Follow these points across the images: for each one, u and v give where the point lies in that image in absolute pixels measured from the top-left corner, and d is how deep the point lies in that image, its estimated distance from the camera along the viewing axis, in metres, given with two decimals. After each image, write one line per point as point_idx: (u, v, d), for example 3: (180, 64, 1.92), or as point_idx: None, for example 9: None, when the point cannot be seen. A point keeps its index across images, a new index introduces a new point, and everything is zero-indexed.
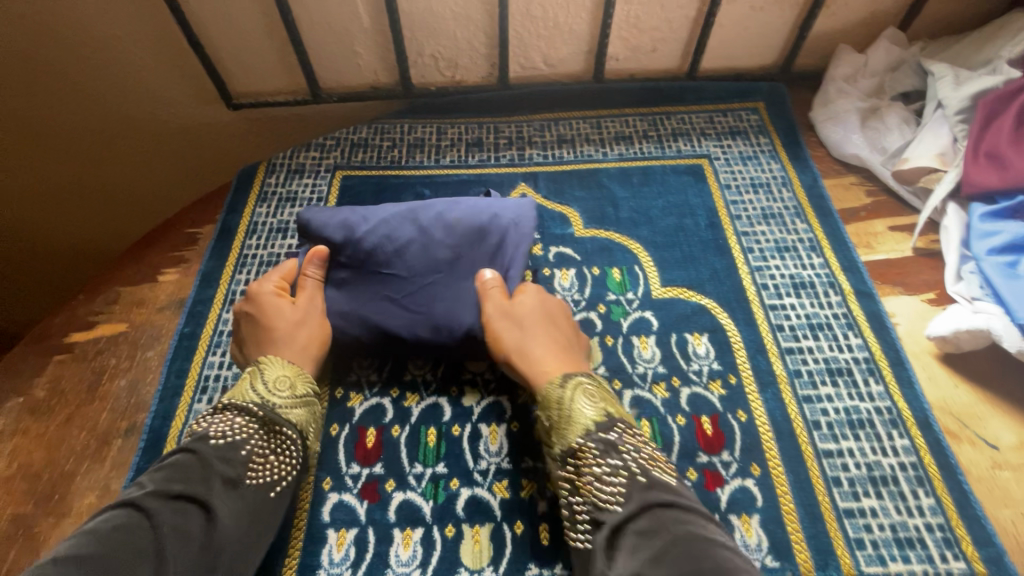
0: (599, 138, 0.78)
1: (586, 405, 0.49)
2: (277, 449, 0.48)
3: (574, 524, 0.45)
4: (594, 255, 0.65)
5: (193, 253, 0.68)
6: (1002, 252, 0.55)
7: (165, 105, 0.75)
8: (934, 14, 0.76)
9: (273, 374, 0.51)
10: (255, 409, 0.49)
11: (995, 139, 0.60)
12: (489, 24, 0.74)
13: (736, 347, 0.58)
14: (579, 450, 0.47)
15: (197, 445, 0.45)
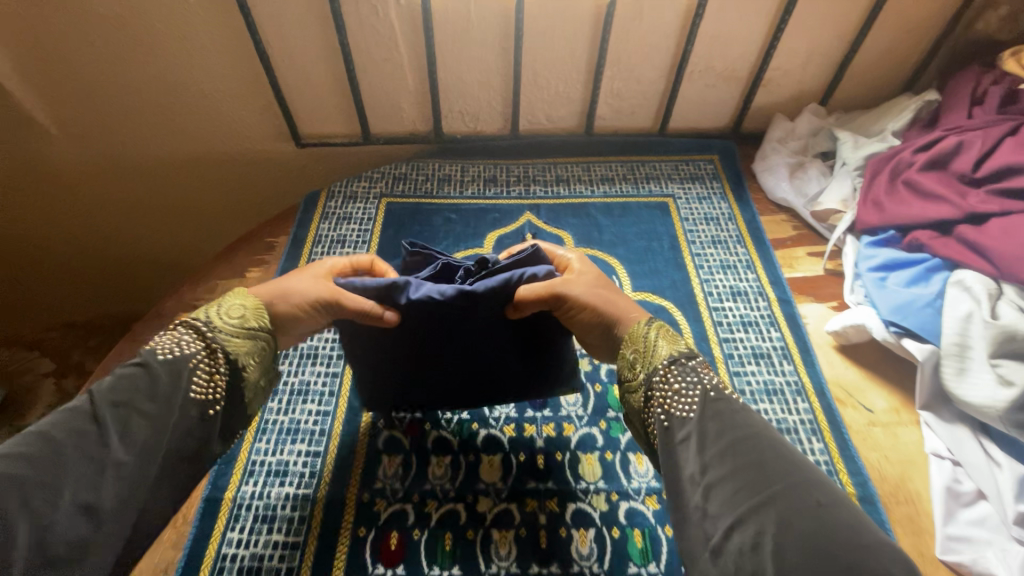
0: (588, 179, 0.99)
1: (665, 342, 0.49)
2: (214, 370, 0.47)
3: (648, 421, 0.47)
4: None
5: (272, 257, 0.88)
6: (879, 272, 0.75)
7: (250, 143, 0.97)
8: (847, 93, 1.00)
9: (234, 303, 0.50)
10: (201, 326, 0.48)
11: (877, 190, 0.80)
12: (505, 90, 0.96)
13: (686, 336, 0.78)
14: (655, 369, 0.48)
15: (145, 358, 0.45)
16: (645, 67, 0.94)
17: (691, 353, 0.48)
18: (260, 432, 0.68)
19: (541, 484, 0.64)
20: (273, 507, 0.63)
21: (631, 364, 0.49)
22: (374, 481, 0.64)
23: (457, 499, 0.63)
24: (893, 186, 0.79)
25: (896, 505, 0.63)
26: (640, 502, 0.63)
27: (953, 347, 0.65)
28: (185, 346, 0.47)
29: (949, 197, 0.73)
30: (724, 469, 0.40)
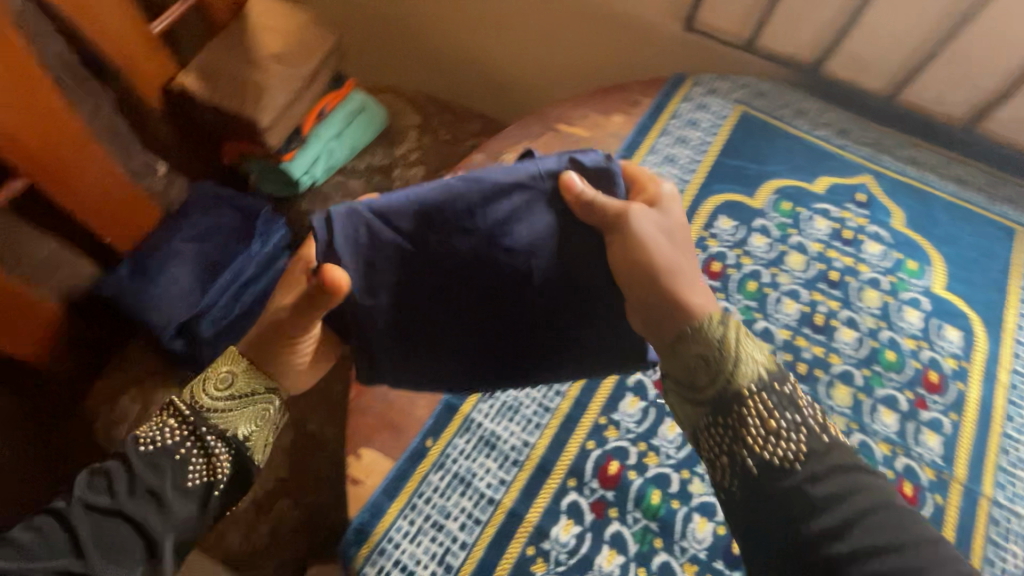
0: (942, 171, 0.97)
1: (756, 346, 0.56)
2: (208, 453, 0.56)
3: (779, 453, 0.49)
4: (904, 246, 0.89)
5: (633, 111, 1.02)
6: None
7: (652, 11, 1.07)
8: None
9: (236, 382, 0.59)
10: (192, 424, 0.56)
11: None
12: (916, 54, 0.95)
13: (977, 350, 0.81)
14: (766, 395, 0.52)
15: (146, 456, 0.54)
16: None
17: (779, 370, 0.55)
18: None
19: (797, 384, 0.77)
20: None
21: (715, 355, 0.55)
22: None
23: None
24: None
25: None
26: (831, 416, 0.75)
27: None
28: (179, 439, 0.56)
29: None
30: (819, 506, 0.45)
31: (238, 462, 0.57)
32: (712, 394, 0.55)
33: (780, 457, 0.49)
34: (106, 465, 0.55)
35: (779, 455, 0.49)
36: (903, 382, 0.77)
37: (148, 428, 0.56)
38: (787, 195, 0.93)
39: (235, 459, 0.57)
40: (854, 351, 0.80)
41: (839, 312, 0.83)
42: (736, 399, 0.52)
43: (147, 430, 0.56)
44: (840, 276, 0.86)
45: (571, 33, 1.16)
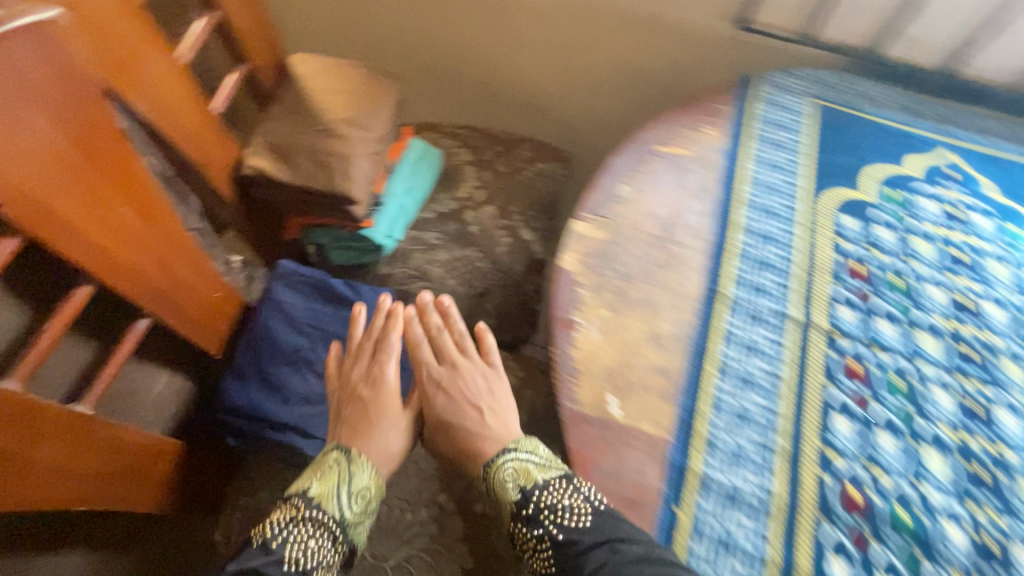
0: (1010, 136, 1.02)
1: (513, 483, 0.74)
2: (332, 558, 0.69)
3: (543, 550, 0.70)
4: (1005, 211, 0.94)
5: (719, 121, 1.02)
6: None
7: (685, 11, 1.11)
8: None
9: (359, 480, 0.74)
10: (337, 533, 0.70)
11: None
12: (964, 31, 1.00)
13: None
14: (529, 526, 0.71)
15: (269, 551, 0.66)
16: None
17: (539, 481, 0.72)
18: (740, 256, 0.86)
19: (972, 368, 0.79)
20: (751, 356, 0.78)
21: (504, 501, 0.74)
22: (834, 320, 0.81)
23: (902, 354, 0.79)
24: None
25: None
26: (1012, 394, 0.77)
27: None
28: (308, 555, 0.67)
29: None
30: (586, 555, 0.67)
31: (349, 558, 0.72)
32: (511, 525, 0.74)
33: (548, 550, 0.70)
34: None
35: (543, 549, 0.70)
36: None
37: (288, 533, 0.68)
38: (890, 181, 0.96)
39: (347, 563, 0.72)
40: (1008, 326, 0.83)
41: (980, 288, 0.86)
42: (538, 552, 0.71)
43: (309, 535, 0.68)
44: (967, 253, 0.89)
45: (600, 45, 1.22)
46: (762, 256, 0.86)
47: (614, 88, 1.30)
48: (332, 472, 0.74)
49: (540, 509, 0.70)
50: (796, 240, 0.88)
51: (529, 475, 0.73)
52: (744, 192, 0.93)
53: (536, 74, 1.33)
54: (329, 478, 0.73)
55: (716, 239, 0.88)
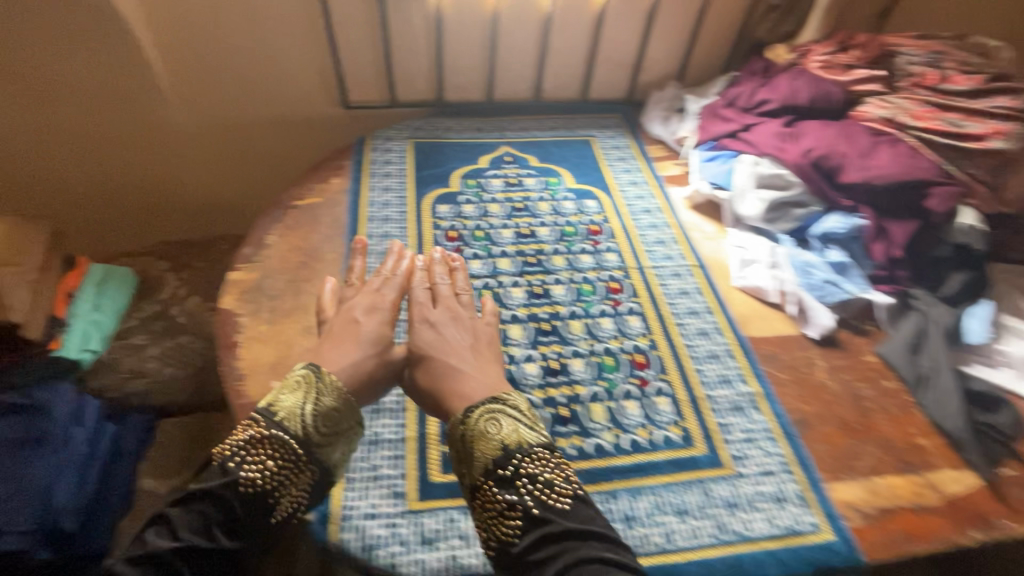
0: (540, 128, 1.55)
1: (491, 430, 0.75)
2: (300, 479, 0.73)
3: (500, 523, 0.69)
4: (544, 172, 1.41)
5: (344, 171, 1.35)
6: (706, 153, 1.37)
7: (302, 104, 1.49)
8: (701, 61, 1.60)
9: (323, 399, 0.77)
10: (302, 454, 0.73)
11: (712, 110, 1.41)
12: (483, 74, 1.52)
13: (607, 204, 1.34)
14: (495, 490, 0.71)
15: (230, 471, 0.69)
16: (575, 48, 1.50)
17: (529, 450, 0.74)
18: (367, 254, 1.16)
19: (533, 267, 1.17)
20: (382, 314, 1.05)
21: (473, 459, 0.74)
22: None
23: (487, 277, 1.13)
24: (749, 109, 1.33)
25: (715, 270, 1.21)
26: (559, 273, 1.16)
27: (764, 167, 1.23)
28: (273, 476, 0.71)
29: (782, 103, 1.28)
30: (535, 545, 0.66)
31: (322, 479, 0.76)
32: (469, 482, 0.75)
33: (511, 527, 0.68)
34: (201, 504, 0.67)
35: (503, 522, 0.69)
36: (584, 237, 1.25)
37: (236, 456, 0.71)
38: (468, 176, 1.38)
39: (318, 479, 0.75)
40: (552, 236, 1.24)
41: (533, 222, 1.27)
42: (487, 517, 0.71)
43: (258, 456, 0.71)
44: (523, 203, 1.32)
45: (255, 142, 1.53)
46: (383, 249, 1.17)
47: (285, 172, 1.61)
48: (298, 394, 0.77)
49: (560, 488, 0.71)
50: (407, 231, 1.22)
51: (519, 438, 0.74)
52: (366, 212, 1.25)
53: (219, 180, 1.58)
54: (296, 396, 0.77)
55: (348, 248, 1.16)
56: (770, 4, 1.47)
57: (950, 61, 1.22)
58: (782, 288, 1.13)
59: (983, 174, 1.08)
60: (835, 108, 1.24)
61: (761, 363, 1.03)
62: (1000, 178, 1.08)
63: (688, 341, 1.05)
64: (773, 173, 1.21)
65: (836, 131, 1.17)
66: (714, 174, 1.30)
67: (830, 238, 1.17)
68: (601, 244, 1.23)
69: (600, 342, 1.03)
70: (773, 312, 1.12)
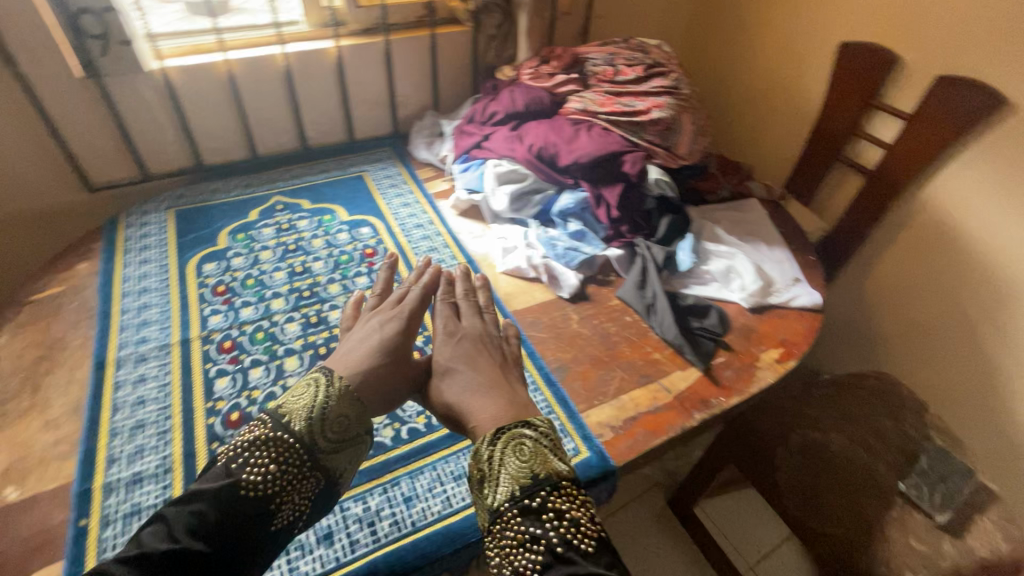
0: (312, 173, 1.61)
1: (517, 458, 0.82)
2: (302, 481, 0.86)
3: (525, 560, 0.73)
4: (316, 212, 1.46)
5: (93, 254, 1.28)
6: (461, 165, 1.53)
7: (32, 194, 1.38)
8: (449, 90, 1.80)
9: (325, 407, 0.92)
10: (303, 460, 0.87)
11: (460, 128, 1.58)
12: (240, 133, 1.55)
13: (381, 228, 1.43)
14: (523, 525, 0.77)
15: (230, 474, 0.82)
16: (327, 95, 1.60)
17: (555, 479, 0.81)
18: (123, 329, 1.11)
19: (307, 301, 1.21)
20: (142, 384, 1.01)
21: (504, 487, 0.81)
22: (208, 327, 1.13)
23: (259, 319, 1.16)
24: (484, 121, 1.52)
25: (483, 262, 1.35)
26: (334, 300, 1.21)
27: (503, 166, 1.40)
28: (275, 479, 0.84)
29: (507, 112, 1.49)
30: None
31: (319, 486, 0.88)
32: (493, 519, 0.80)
33: (536, 562, 0.73)
34: (198, 502, 0.78)
35: (527, 560, 0.73)
36: (359, 262, 1.32)
37: (241, 458, 0.84)
38: (238, 230, 1.38)
39: (313, 484, 0.88)
40: (326, 268, 1.30)
41: (307, 259, 1.32)
42: (511, 555, 0.75)
43: (255, 456, 0.84)
44: (296, 244, 1.36)
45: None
46: (143, 320, 1.13)
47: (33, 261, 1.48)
48: (313, 398, 0.93)
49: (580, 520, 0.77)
50: (170, 296, 1.19)
51: (536, 468, 0.82)
52: (122, 288, 1.20)
53: None
54: (307, 394, 0.93)
55: (98, 328, 1.11)
56: (489, 34, 1.71)
57: (621, 58, 1.53)
58: (535, 263, 1.29)
59: (657, 138, 1.36)
60: (547, 109, 1.47)
61: (525, 329, 1.17)
62: (668, 139, 1.37)
63: None
64: (509, 169, 1.39)
65: (547, 126, 1.39)
66: (467, 181, 1.46)
67: (565, 213, 1.36)
68: (376, 265, 1.31)
69: None
70: (533, 285, 1.29)
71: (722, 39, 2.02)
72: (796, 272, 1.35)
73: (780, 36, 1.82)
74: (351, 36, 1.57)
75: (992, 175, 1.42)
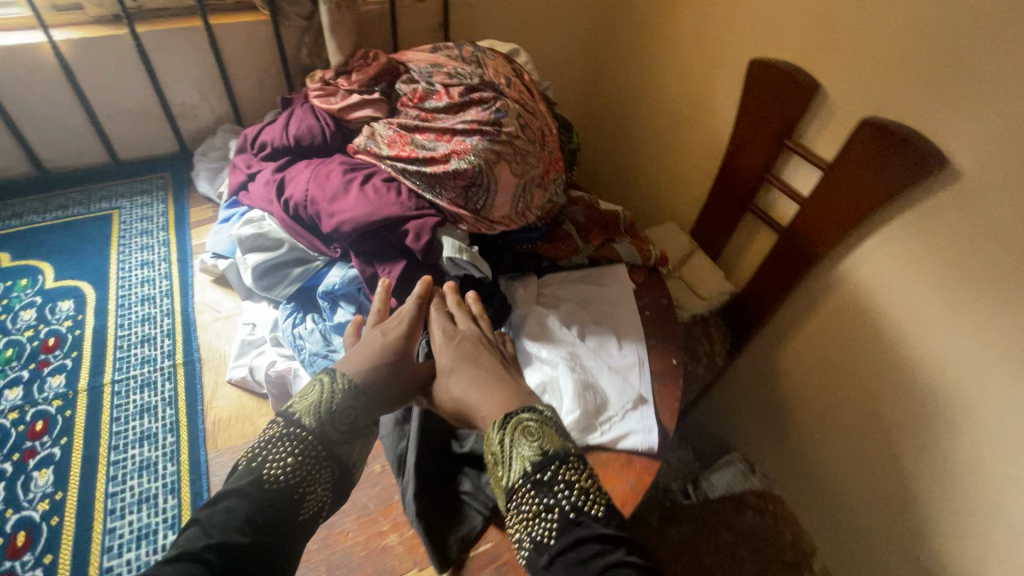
0: (40, 209, 1.21)
1: (527, 441, 0.77)
2: (320, 482, 0.76)
3: (545, 527, 0.71)
4: (7, 274, 1.06)
5: None
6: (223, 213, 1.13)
7: None
8: (254, 99, 1.39)
9: (331, 400, 0.81)
10: (318, 452, 0.77)
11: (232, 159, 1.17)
12: None
13: (90, 302, 1.04)
14: (535, 494, 0.73)
15: (254, 469, 0.73)
16: (58, 105, 1.19)
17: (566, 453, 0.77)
18: None
19: None
20: None
21: (516, 458, 0.77)
22: None
23: None
24: (253, 154, 1.12)
25: (209, 364, 0.97)
26: None
27: (253, 225, 1.02)
28: (296, 471, 0.74)
29: (277, 144, 1.09)
30: (570, 546, 0.68)
31: (341, 480, 0.79)
32: (510, 490, 0.76)
33: (552, 529, 0.71)
34: (230, 500, 0.69)
35: (546, 526, 0.71)
36: (25, 362, 0.93)
37: (262, 457, 0.75)
38: None
39: (330, 483, 0.78)
40: None
41: None
42: (531, 517, 0.73)
43: (278, 453, 0.75)
44: None
45: None
46: None
47: None
48: (314, 395, 0.81)
49: (591, 490, 0.74)
50: None
51: (548, 444, 0.77)
52: None
53: None
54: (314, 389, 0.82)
55: None
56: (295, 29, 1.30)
57: (441, 74, 1.12)
58: (265, 375, 0.92)
59: (459, 198, 0.98)
60: (329, 143, 1.08)
61: (213, 490, 0.81)
62: (475, 198, 0.99)
63: (112, 489, 0.80)
64: (257, 232, 1.00)
65: (312, 174, 1.01)
66: (214, 241, 1.06)
67: (332, 295, 0.99)
68: (47, 368, 0.93)
69: None
70: (261, 406, 0.91)
71: (622, 39, 1.58)
72: (643, 390, 1.00)
73: (684, 40, 1.39)
74: (79, 27, 1.16)
75: (923, 268, 1.01)
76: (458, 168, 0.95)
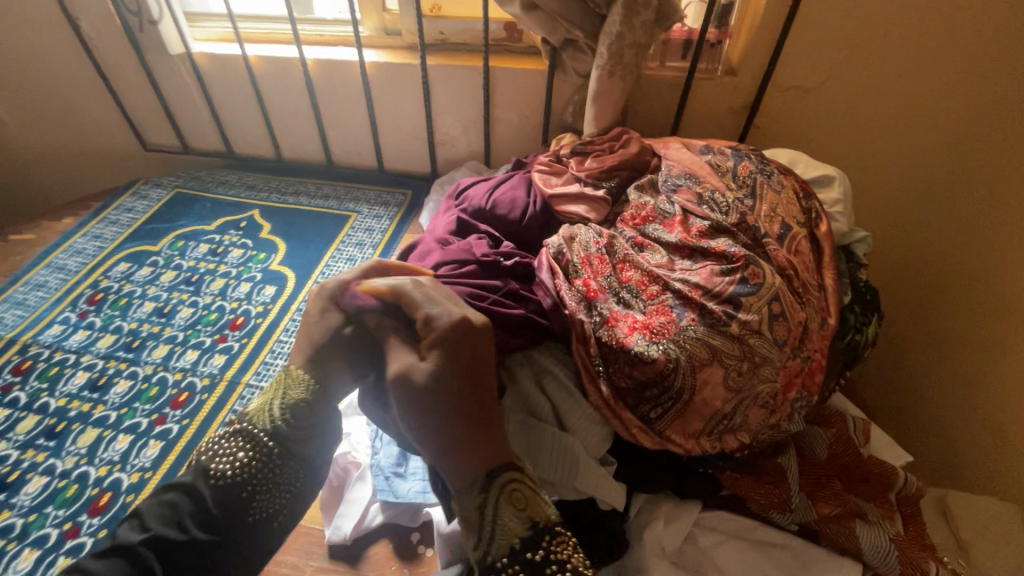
0: (311, 194, 1.40)
1: (513, 510, 0.59)
2: (274, 480, 0.63)
3: None
4: (257, 245, 1.26)
5: (84, 215, 1.38)
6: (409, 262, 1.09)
7: (99, 136, 1.51)
8: (509, 142, 1.32)
9: (289, 399, 0.66)
10: (266, 449, 0.63)
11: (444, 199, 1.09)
12: (267, 133, 1.43)
13: (284, 295, 1.15)
14: (521, 564, 0.57)
15: (203, 462, 0.63)
16: (355, 113, 1.34)
17: (556, 525, 0.60)
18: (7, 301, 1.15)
19: (122, 353, 1.04)
20: None
21: (497, 526, 0.59)
22: (41, 336, 1.07)
23: (72, 351, 1.04)
24: (454, 204, 1.03)
25: None
26: (142, 366, 1.01)
27: None
28: (244, 471, 0.62)
29: (473, 206, 0.95)
30: None
31: (300, 478, 0.65)
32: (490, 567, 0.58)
33: None
34: (176, 493, 0.61)
35: None
36: (216, 330, 1.08)
37: (210, 451, 0.64)
38: (183, 237, 1.29)
39: (288, 480, 0.64)
40: (184, 321, 1.09)
41: (186, 299, 1.14)
42: None
43: (226, 447, 0.64)
44: (200, 276, 1.19)
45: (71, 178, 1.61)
46: (24, 299, 1.16)
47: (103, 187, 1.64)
48: (267, 391, 0.68)
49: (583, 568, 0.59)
50: (59, 284, 1.18)
51: (539, 513, 0.60)
52: (57, 257, 1.25)
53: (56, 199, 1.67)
54: (271, 386, 0.69)
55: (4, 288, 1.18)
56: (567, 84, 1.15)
57: (691, 192, 0.82)
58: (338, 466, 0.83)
59: (628, 388, 0.69)
60: (524, 224, 0.90)
61: None
62: (652, 401, 0.68)
63: None
64: None
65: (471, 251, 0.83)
66: None
67: None
68: (223, 344, 1.05)
69: (86, 464, 0.87)
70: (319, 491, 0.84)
71: None
72: None
73: None
74: (391, 51, 1.26)
75: None
76: (644, 354, 0.66)
